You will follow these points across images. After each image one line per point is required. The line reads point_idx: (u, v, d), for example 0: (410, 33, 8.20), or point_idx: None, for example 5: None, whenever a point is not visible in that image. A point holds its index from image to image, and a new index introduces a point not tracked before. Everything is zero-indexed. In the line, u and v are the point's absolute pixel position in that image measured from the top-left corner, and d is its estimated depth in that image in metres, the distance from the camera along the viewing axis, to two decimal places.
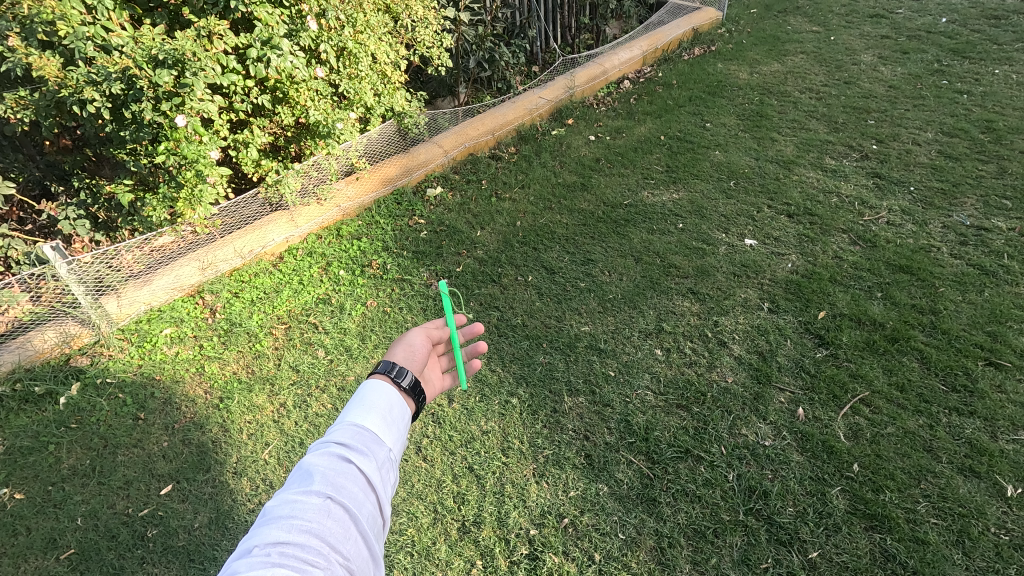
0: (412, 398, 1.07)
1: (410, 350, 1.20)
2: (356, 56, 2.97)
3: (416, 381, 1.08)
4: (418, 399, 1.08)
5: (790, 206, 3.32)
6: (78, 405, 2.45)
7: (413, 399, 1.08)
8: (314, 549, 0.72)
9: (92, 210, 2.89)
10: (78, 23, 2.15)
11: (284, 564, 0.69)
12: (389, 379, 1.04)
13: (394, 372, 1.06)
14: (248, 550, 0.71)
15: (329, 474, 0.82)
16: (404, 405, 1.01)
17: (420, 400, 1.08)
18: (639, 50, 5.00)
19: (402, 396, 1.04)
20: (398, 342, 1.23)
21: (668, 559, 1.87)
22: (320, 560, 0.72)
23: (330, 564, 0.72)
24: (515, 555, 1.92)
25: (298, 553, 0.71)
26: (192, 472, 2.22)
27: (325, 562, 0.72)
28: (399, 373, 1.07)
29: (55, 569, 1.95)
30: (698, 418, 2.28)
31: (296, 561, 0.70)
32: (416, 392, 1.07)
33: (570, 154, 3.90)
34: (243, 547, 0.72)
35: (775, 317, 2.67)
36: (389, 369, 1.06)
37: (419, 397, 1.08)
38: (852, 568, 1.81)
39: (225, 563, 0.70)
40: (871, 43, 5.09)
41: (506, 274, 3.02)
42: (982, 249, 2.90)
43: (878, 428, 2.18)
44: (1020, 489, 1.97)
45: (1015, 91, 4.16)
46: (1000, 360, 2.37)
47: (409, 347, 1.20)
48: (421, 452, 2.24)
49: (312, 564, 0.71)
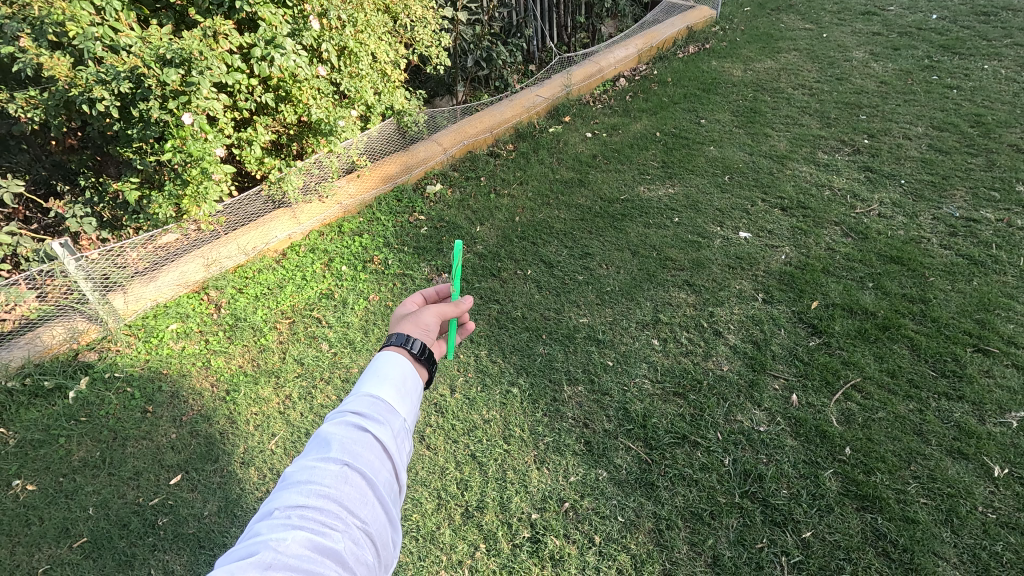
0: (423, 367, 1.11)
1: (422, 326, 1.21)
2: (356, 55, 3.04)
3: (427, 350, 1.12)
4: (429, 367, 1.12)
5: (783, 199, 3.38)
6: (88, 398, 2.50)
7: (423, 368, 1.12)
8: (331, 513, 0.78)
9: (98, 208, 2.95)
10: (87, 24, 2.22)
11: (304, 527, 0.75)
12: (401, 350, 1.08)
13: (407, 344, 1.10)
14: (270, 512, 0.77)
15: (346, 442, 0.87)
16: (416, 375, 1.05)
17: (430, 368, 1.13)
18: (633, 47, 5.06)
19: (413, 365, 1.09)
20: (408, 317, 1.22)
21: (666, 540, 1.93)
22: (338, 523, 0.77)
23: (348, 527, 0.78)
24: (517, 538, 1.97)
25: (316, 516, 0.77)
26: (201, 463, 2.27)
27: (343, 526, 0.77)
28: (411, 344, 1.10)
29: (68, 557, 2.00)
30: (695, 405, 2.34)
31: (315, 524, 0.76)
32: (427, 362, 1.11)
33: (568, 151, 3.96)
34: (265, 510, 0.77)
35: (769, 307, 2.73)
36: (401, 341, 1.10)
37: (430, 366, 1.13)
38: (844, 546, 1.87)
39: (249, 524, 0.76)
40: (862, 40, 5.16)
41: (505, 268, 3.07)
42: (971, 240, 2.97)
43: (870, 413, 2.24)
44: (1007, 469, 2.02)
45: (1004, 86, 4.23)
46: (988, 346, 2.43)
47: (422, 324, 1.20)
48: (425, 441, 2.29)
49: (330, 527, 0.76)
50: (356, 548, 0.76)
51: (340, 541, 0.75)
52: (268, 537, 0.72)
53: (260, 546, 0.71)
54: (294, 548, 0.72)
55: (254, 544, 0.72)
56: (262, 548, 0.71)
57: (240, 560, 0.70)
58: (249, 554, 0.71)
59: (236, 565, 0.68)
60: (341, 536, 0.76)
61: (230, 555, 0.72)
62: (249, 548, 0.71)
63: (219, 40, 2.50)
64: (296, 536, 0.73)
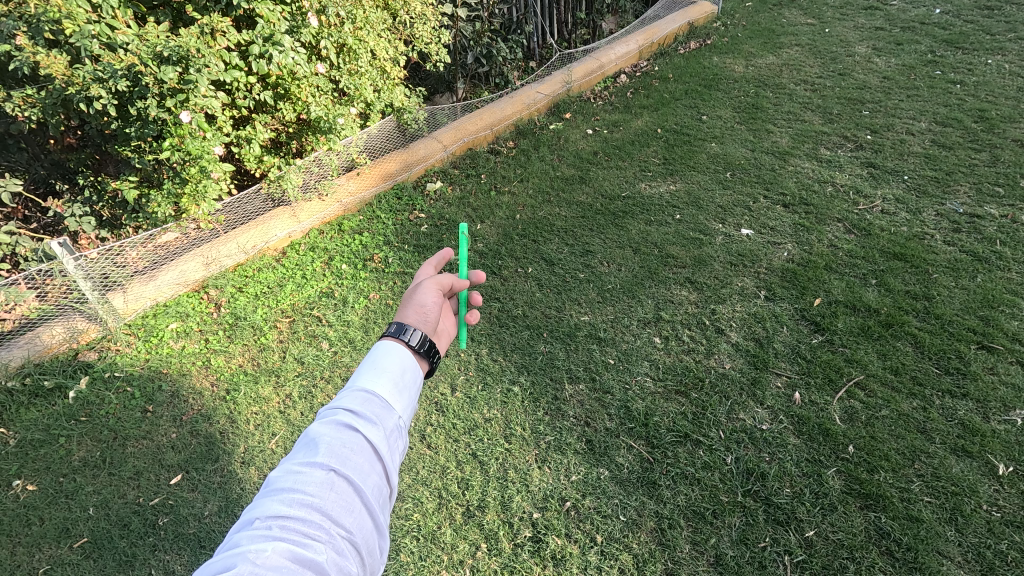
0: (424, 358, 1.11)
1: (423, 314, 1.20)
2: (355, 52, 3.03)
3: (427, 341, 1.12)
4: (430, 359, 1.12)
5: (785, 196, 3.36)
6: (87, 398, 2.50)
7: (424, 359, 1.12)
8: (314, 523, 0.76)
9: (97, 207, 2.95)
10: (84, 22, 2.21)
11: (285, 538, 0.74)
12: (399, 340, 1.07)
13: (405, 335, 1.09)
14: (250, 521, 0.76)
15: (334, 444, 0.85)
16: (416, 366, 1.04)
17: (431, 360, 1.13)
18: (635, 44, 5.03)
19: (414, 356, 1.08)
20: (410, 301, 1.22)
21: (668, 539, 1.92)
22: (321, 533, 0.76)
23: (331, 537, 0.76)
24: (518, 538, 1.96)
25: (299, 526, 0.76)
26: (201, 462, 2.26)
27: (326, 536, 0.76)
28: (409, 335, 1.09)
29: (69, 557, 1.99)
30: (697, 403, 2.32)
31: (297, 535, 0.75)
32: (428, 354, 1.11)
33: (569, 148, 3.94)
34: (247, 518, 0.76)
35: (771, 305, 2.71)
36: (399, 331, 1.09)
37: (431, 358, 1.13)
38: (847, 546, 1.86)
39: (229, 533, 0.75)
40: (865, 35, 5.13)
41: (506, 266, 3.06)
42: (975, 236, 2.94)
43: (873, 411, 2.23)
44: (1011, 467, 2.01)
45: (1007, 80, 4.21)
46: (992, 343, 2.41)
47: (422, 309, 1.21)
48: (426, 440, 2.29)
49: (313, 538, 0.75)
50: (340, 558, 0.75)
51: (322, 553, 0.74)
52: (246, 549, 0.71)
53: (238, 558, 0.70)
54: (273, 560, 0.70)
55: (232, 556, 0.70)
56: (239, 561, 0.69)
57: (218, 572, 0.69)
58: (226, 567, 0.69)
59: None
60: (323, 547, 0.75)
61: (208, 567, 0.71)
62: (227, 560, 0.70)
63: (218, 37, 2.49)
64: (276, 548, 0.72)
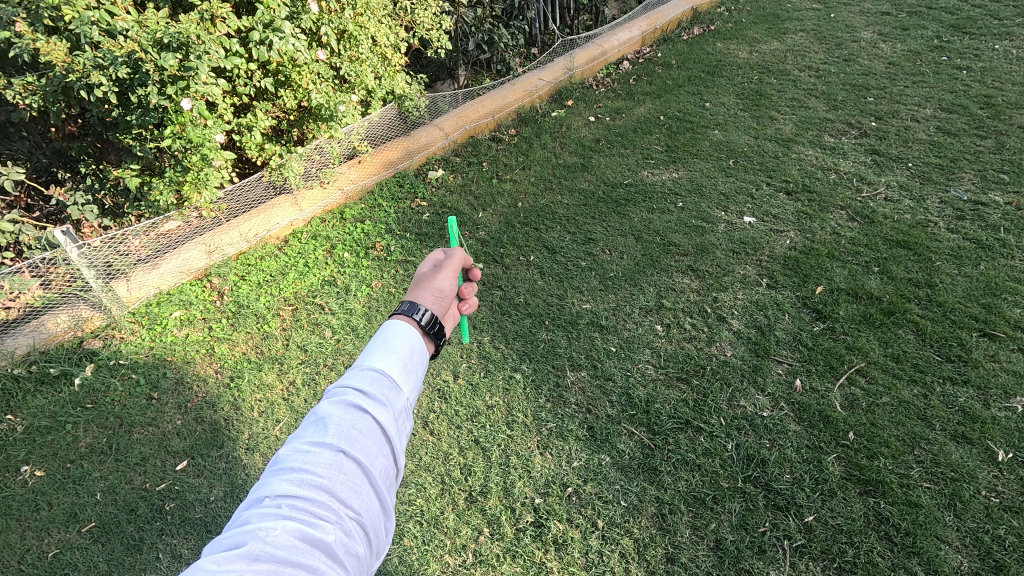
0: (431, 339, 1.12)
1: (436, 294, 1.21)
2: (356, 39, 3.00)
3: (437, 323, 1.12)
4: (436, 341, 1.13)
5: (788, 183, 3.35)
6: (93, 385, 2.52)
7: (431, 341, 1.13)
8: (324, 504, 0.77)
9: (100, 196, 2.95)
10: (83, 8, 2.20)
11: (294, 517, 0.75)
12: (409, 319, 1.07)
13: (415, 313, 1.09)
14: (260, 500, 0.77)
15: (343, 425, 0.86)
16: (424, 347, 1.05)
17: (438, 341, 1.13)
18: (638, 30, 4.99)
19: (421, 336, 1.09)
20: (424, 282, 1.23)
21: (668, 524, 1.94)
22: (329, 513, 0.77)
23: (339, 517, 0.78)
24: (520, 523, 1.99)
25: (307, 506, 0.77)
26: (206, 448, 2.28)
27: (335, 517, 0.77)
28: (419, 314, 1.09)
29: (78, 541, 2.02)
30: (698, 390, 2.33)
31: (305, 515, 0.76)
32: (436, 336, 1.12)
33: (570, 135, 3.92)
34: (256, 496, 0.78)
35: (774, 292, 2.71)
36: (409, 309, 1.09)
37: (437, 340, 1.13)
38: (846, 530, 1.87)
39: (239, 511, 0.76)
40: (871, 20, 5.07)
41: (507, 254, 3.06)
42: (979, 224, 2.93)
43: (874, 398, 2.23)
44: (1010, 454, 2.02)
45: (1015, 66, 4.16)
46: (994, 331, 2.41)
47: (436, 291, 1.21)
48: (428, 427, 2.30)
49: (321, 518, 0.76)
50: (348, 539, 0.77)
51: (331, 533, 0.75)
52: (256, 527, 0.72)
53: (248, 536, 0.71)
54: (282, 539, 0.72)
55: (242, 534, 0.72)
56: (250, 539, 0.71)
57: (228, 550, 0.70)
58: (235, 544, 0.71)
59: (223, 557, 0.68)
60: (332, 527, 0.76)
61: (217, 543, 0.72)
62: (239, 537, 0.71)
63: (217, 23, 2.46)
64: (285, 527, 0.73)
